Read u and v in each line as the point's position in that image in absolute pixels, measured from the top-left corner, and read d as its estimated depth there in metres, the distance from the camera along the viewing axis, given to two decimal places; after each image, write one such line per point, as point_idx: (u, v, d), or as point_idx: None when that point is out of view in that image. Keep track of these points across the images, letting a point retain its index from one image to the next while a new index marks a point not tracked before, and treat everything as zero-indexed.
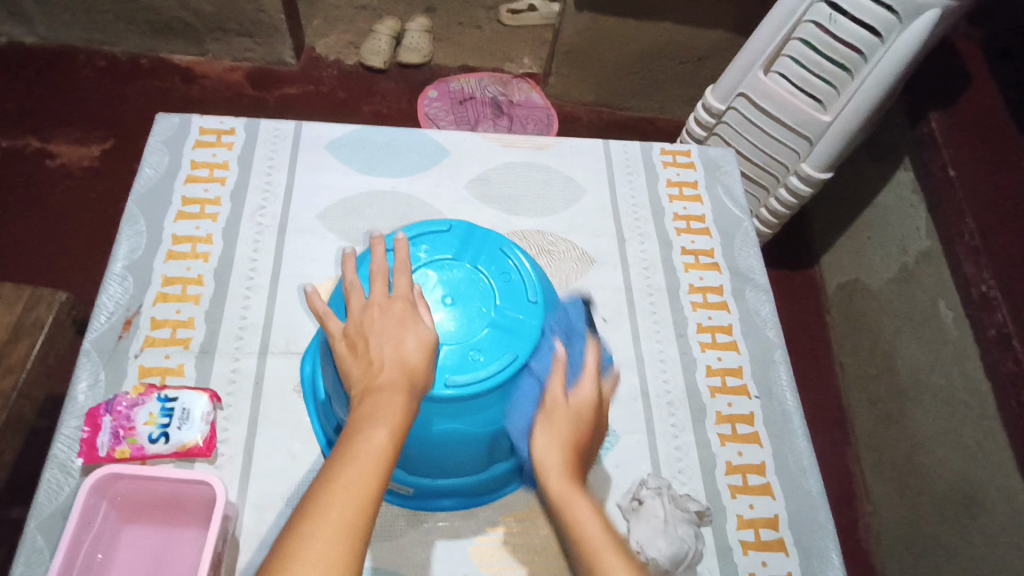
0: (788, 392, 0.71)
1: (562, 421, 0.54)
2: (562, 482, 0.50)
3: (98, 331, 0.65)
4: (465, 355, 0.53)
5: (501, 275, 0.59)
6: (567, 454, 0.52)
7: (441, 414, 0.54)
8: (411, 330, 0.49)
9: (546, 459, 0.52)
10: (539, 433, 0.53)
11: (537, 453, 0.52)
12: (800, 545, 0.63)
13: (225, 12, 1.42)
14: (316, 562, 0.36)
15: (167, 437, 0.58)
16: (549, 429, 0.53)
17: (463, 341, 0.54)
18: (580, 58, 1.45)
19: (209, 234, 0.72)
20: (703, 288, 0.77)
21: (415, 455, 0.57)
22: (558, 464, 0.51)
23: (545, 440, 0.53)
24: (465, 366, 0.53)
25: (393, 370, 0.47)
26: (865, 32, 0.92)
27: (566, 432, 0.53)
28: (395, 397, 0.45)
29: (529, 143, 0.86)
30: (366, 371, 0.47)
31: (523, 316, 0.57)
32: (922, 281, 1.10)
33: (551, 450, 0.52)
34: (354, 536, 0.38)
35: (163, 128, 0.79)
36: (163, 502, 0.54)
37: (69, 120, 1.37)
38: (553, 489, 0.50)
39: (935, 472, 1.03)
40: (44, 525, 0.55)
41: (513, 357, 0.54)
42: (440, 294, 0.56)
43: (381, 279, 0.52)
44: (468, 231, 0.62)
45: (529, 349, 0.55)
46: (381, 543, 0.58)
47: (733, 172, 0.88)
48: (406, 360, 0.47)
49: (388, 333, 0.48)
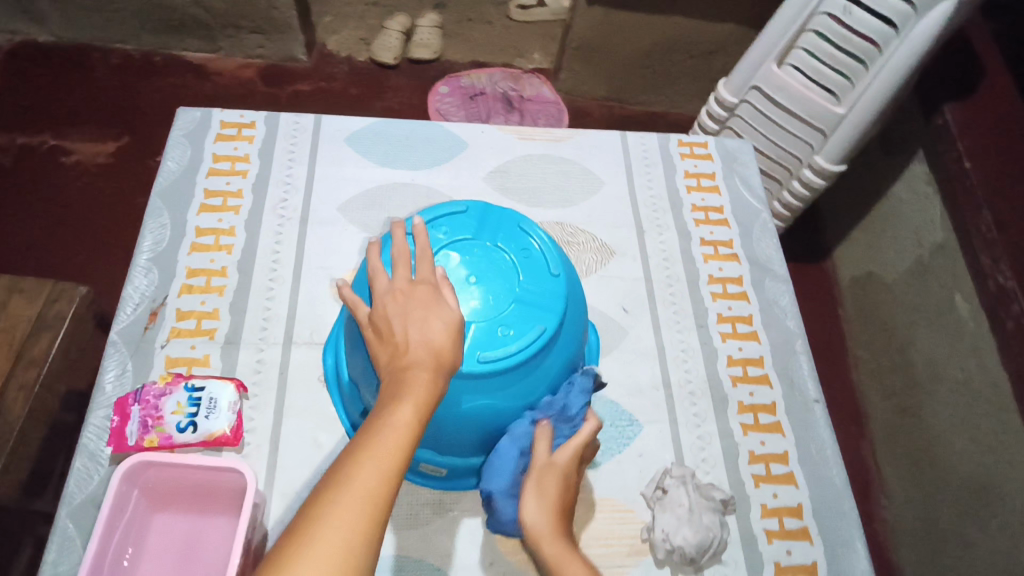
0: (810, 382, 0.71)
1: (552, 486, 0.53)
2: (559, 551, 0.50)
3: (124, 322, 0.65)
4: (493, 332, 0.53)
5: (521, 251, 0.58)
6: (560, 520, 0.52)
7: (471, 392, 0.54)
8: (438, 314, 0.48)
9: (539, 524, 0.51)
10: (528, 495, 0.52)
11: (531, 519, 0.51)
12: (824, 534, 0.63)
13: (239, 10, 1.42)
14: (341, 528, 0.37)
15: (195, 426, 0.59)
16: (539, 494, 0.52)
17: (489, 316, 0.54)
18: (592, 53, 1.45)
19: (231, 226, 0.72)
20: (723, 279, 0.77)
21: (445, 435, 0.57)
22: (551, 528, 0.51)
23: (536, 503, 0.52)
24: (495, 342, 0.53)
25: (419, 350, 0.47)
26: (881, 24, 0.92)
27: (556, 492, 0.53)
28: (422, 374, 0.46)
29: (546, 135, 0.86)
30: (393, 352, 0.47)
31: (547, 291, 0.57)
32: (937, 273, 1.10)
33: (541, 515, 0.51)
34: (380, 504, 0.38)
35: (185, 122, 0.80)
36: (193, 491, 0.55)
37: (84, 118, 1.38)
38: (545, 554, 0.50)
39: (952, 464, 1.03)
40: (75, 513, 0.55)
41: (542, 329, 0.54)
42: (464, 273, 0.55)
43: (404, 263, 0.51)
44: (483, 212, 0.62)
45: (556, 322, 0.55)
46: (406, 531, 0.59)
47: (750, 162, 0.88)
48: (432, 341, 0.47)
49: (415, 316, 0.48)
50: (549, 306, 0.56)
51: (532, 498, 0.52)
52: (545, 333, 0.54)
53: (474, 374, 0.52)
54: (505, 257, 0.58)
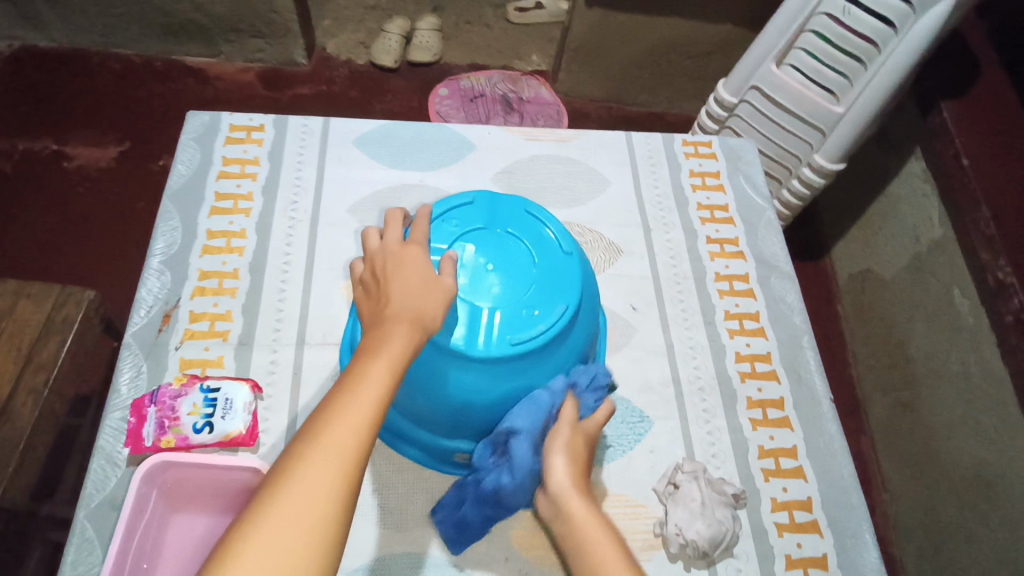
0: (817, 377, 0.72)
1: (576, 448, 0.53)
2: (585, 510, 0.48)
3: (138, 324, 0.66)
4: (520, 314, 0.55)
5: (536, 236, 0.60)
6: (581, 480, 0.51)
7: (503, 377, 0.55)
8: (424, 273, 0.49)
9: (560, 478, 0.50)
10: (555, 452, 0.52)
11: (555, 477, 0.51)
12: (834, 526, 0.64)
13: (239, 14, 1.43)
14: (304, 506, 0.35)
15: (211, 427, 0.59)
16: (564, 453, 0.52)
17: (513, 299, 0.55)
18: (590, 55, 1.46)
19: (242, 229, 0.73)
20: (730, 276, 0.78)
21: (478, 424, 0.58)
22: (575, 485, 0.50)
23: (564, 460, 0.52)
24: (523, 324, 0.55)
25: (398, 304, 0.46)
26: (880, 24, 0.93)
27: (580, 454, 0.53)
28: (399, 326, 0.45)
29: (552, 135, 0.87)
30: (374, 304, 0.48)
31: (565, 272, 0.58)
32: (935, 270, 1.12)
33: (566, 473, 0.51)
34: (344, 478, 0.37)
35: (193, 126, 0.80)
36: (211, 494, 0.56)
37: (85, 123, 1.38)
38: (572, 509, 0.48)
39: (952, 458, 1.04)
40: (93, 514, 0.56)
41: (566, 307, 0.56)
42: (483, 262, 0.56)
43: (397, 225, 0.52)
44: (491, 201, 0.62)
45: (577, 300, 0.57)
46: (421, 528, 0.60)
47: (753, 161, 0.89)
48: (414, 298, 0.47)
49: (398, 272, 0.48)
50: (567, 285, 0.57)
51: (557, 455, 0.52)
52: (567, 312, 0.56)
53: (506, 357, 0.54)
54: (520, 243, 0.59)
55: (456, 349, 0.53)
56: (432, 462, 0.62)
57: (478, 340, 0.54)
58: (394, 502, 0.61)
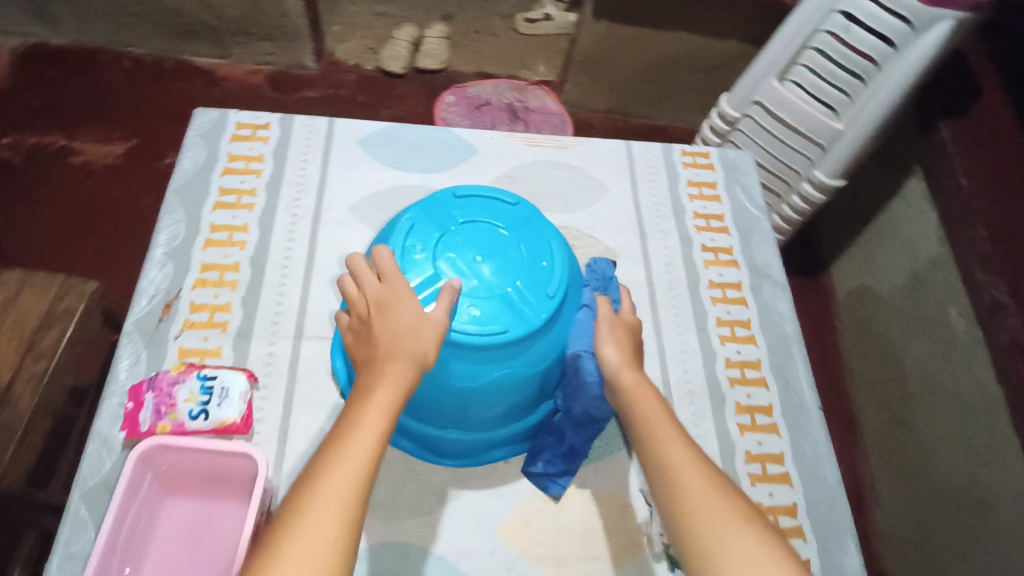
0: (806, 384, 0.73)
1: (622, 334, 0.58)
2: (635, 378, 0.54)
3: (139, 313, 0.67)
4: (538, 268, 0.60)
5: (488, 213, 0.63)
6: (631, 358, 0.56)
7: (551, 337, 0.60)
8: (411, 308, 0.50)
9: (612, 356, 0.55)
10: (605, 338, 0.56)
11: (606, 355, 0.55)
12: (819, 532, 0.64)
13: (249, 16, 1.45)
14: (315, 545, 0.39)
15: (207, 414, 0.60)
16: (613, 337, 0.57)
17: (522, 263, 0.60)
18: (596, 66, 1.48)
19: (245, 223, 0.74)
20: (723, 284, 0.79)
21: (533, 396, 0.62)
22: (627, 361, 0.55)
23: (613, 343, 0.56)
24: (544, 274, 0.60)
25: (389, 344, 0.49)
26: (880, 43, 0.95)
27: (625, 338, 0.58)
28: (393, 368, 0.47)
29: (553, 142, 0.88)
30: (366, 346, 0.50)
31: (534, 228, 0.63)
32: (932, 287, 1.12)
33: (617, 352, 0.56)
34: (347, 523, 0.40)
35: (202, 122, 0.82)
36: (204, 479, 0.56)
37: (95, 119, 1.40)
38: (624, 382, 0.53)
39: (946, 475, 1.04)
40: (88, 496, 0.57)
41: (555, 242, 0.62)
42: (472, 255, 0.59)
43: (366, 273, 0.52)
44: (423, 209, 0.62)
45: (557, 234, 0.63)
46: (410, 520, 0.61)
47: (751, 173, 0.90)
48: (403, 338, 0.49)
49: (386, 311, 0.50)
50: (541, 229, 0.63)
51: (605, 338, 0.57)
52: (560, 244, 0.62)
53: (554, 310, 0.58)
54: (487, 228, 0.62)
55: (522, 333, 0.56)
56: (521, 449, 0.66)
57: (527, 313, 0.57)
58: (385, 494, 0.62)
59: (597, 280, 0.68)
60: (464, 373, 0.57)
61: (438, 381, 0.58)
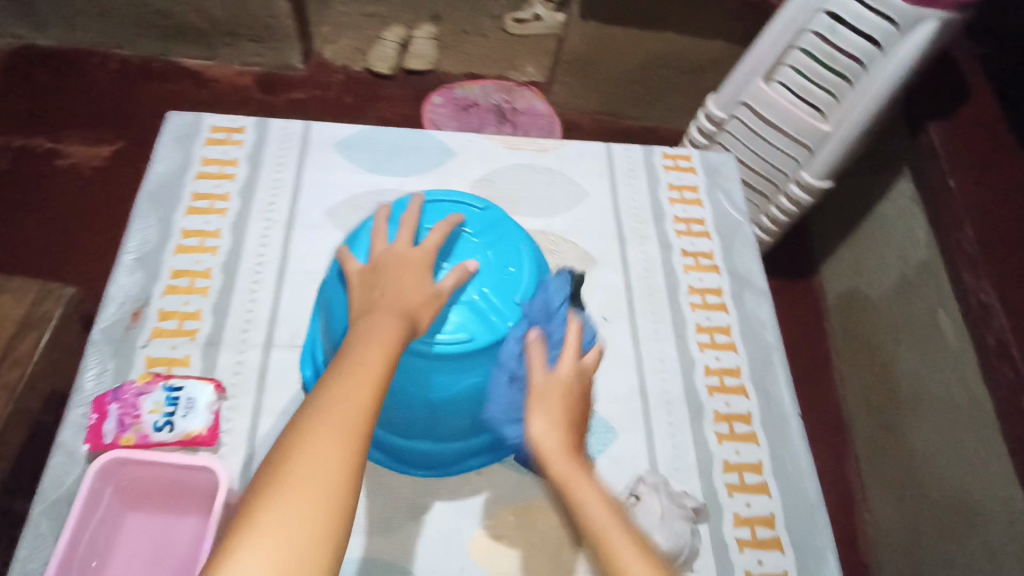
0: (785, 393, 0.72)
1: (558, 402, 0.50)
2: (568, 466, 0.48)
3: (107, 321, 0.66)
4: (506, 274, 0.60)
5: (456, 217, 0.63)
6: (567, 436, 0.49)
7: None
8: (422, 280, 0.51)
9: (546, 439, 0.49)
10: (535, 413, 0.50)
11: (536, 438, 0.49)
12: (797, 544, 0.63)
13: (236, 17, 1.44)
14: (324, 463, 0.37)
15: (172, 425, 0.59)
16: (544, 411, 0.50)
17: (489, 269, 0.59)
18: (585, 67, 1.47)
19: (218, 229, 0.73)
20: (703, 290, 0.78)
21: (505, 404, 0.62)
22: (560, 444, 0.49)
23: (543, 420, 0.49)
24: (510, 281, 0.59)
25: (390, 300, 0.48)
26: (866, 43, 0.94)
27: (560, 410, 0.50)
28: (389, 318, 0.46)
29: (533, 145, 0.87)
30: (365, 298, 0.49)
31: (501, 232, 0.62)
32: (922, 291, 1.11)
33: (548, 431, 0.49)
34: (355, 443, 0.39)
35: (176, 125, 0.81)
36: (167, 494, 0.55)
37: (80, 121, 1.39)
38: (556, 471, 0.48)
39: (935, 480, 1.03)
40: (49, 510, 0.56)
41: (523, 246, 0.62)
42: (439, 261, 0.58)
43: (408, 233, 0.55)
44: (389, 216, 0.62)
45: (526, 239, 0.63)
46: (380, 534, 0.60)
47: (733, 176, 0.89)
48: (405, 299, 0.49)
49: (397, 275, 0.51)
50: (509, 233, 0.63)
51: (536, 414, 0.50)
52: (528, 249, 0.62)
53: (523, 316, 0.58)
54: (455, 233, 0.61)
55: (488, 343, 0.56)
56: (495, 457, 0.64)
57: (495, 322, 0.57)
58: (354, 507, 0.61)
59: (540, 308, 0.58)
60: (434, 384, 0.57)
61: (407, 390, 0.57)
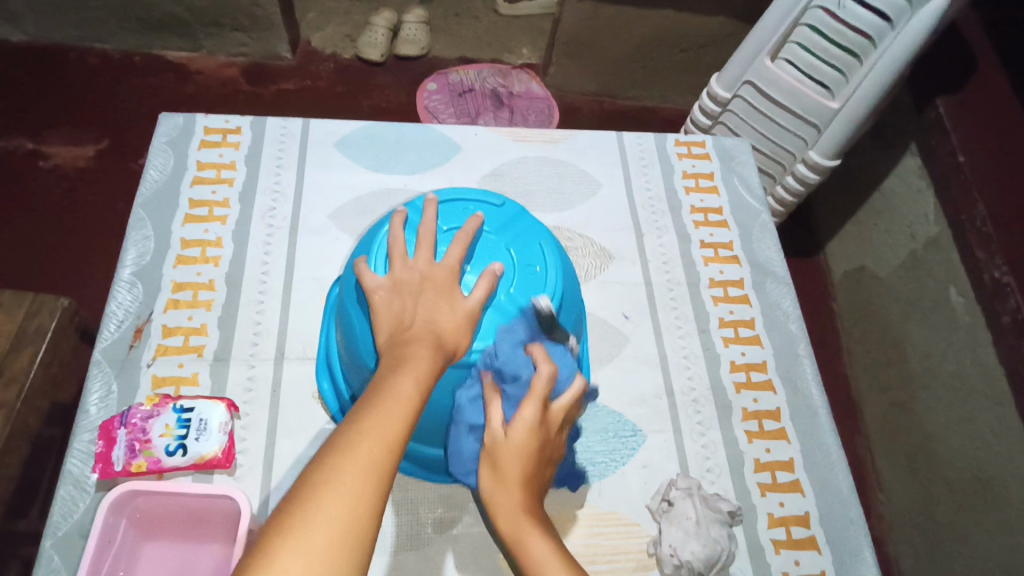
0: (814, 385, 0.70)
1: (509, 467, 0.48)
2: (516, 529, 0.48)
3: (108, 340, 0.63)
4: (530, 273, 0.57)
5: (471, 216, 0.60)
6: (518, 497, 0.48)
7: None
8: (454, 301, 0.48)
9: (498, 503, 0.48)
10: (485, 478, 0.49)
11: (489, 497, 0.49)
12: (832, 542, 0.62)
13: (219, 7, 1.38)
14: (345, 506, 0.34)
15: (185, 449, 0.56)
16: (494, 475, 0.49)
17: (513, 268, 0.56)
18: (581, 48, 1.43)
19: (219, 237, 0.70)
20: (724, 282, 0.76)
21: None
22: (513, 506, 0.48)
23: (494, 486, 0.49)
24: (535, 281, 0.57)
25: (423, 329, 0.46)
26: (875, 17, 0.91)
27: (514, 475, 0.48)
28: (423, 349, 0.44)
29: (541, 136, 0.84)
30: (396, 325, 0.47)
31: (519, 230, 0.60)
32: (931, 268, 1.09)
33: (498, 493, 0.48)
34: (381, 487, 0.36)
35: (166, 128, 0.77)
36: (184, 522, 0.53)
37: (62, 121, 1.34)
38: (506, 533, 0.48)
39: (949, 459, 1.03)
40: (61, 543, 0.53)
41: (544, 243, 0.59)
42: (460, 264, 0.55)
43: (427, 246, 0.52)
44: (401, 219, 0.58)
45: (548, 234, 0.61)
46: (406, 552, 0.58)
47: (748, 162, 0.86)
48: (438, 325, 0.46)
49: (428, 297, 0.48)
50: (527, 229, 0.60)
51: (489, 477, 0.49)
52: (549, 245, 0.59)
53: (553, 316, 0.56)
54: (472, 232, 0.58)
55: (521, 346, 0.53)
56: None
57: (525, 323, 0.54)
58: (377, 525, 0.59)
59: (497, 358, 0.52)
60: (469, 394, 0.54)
61: (437, 399, 0.55)
